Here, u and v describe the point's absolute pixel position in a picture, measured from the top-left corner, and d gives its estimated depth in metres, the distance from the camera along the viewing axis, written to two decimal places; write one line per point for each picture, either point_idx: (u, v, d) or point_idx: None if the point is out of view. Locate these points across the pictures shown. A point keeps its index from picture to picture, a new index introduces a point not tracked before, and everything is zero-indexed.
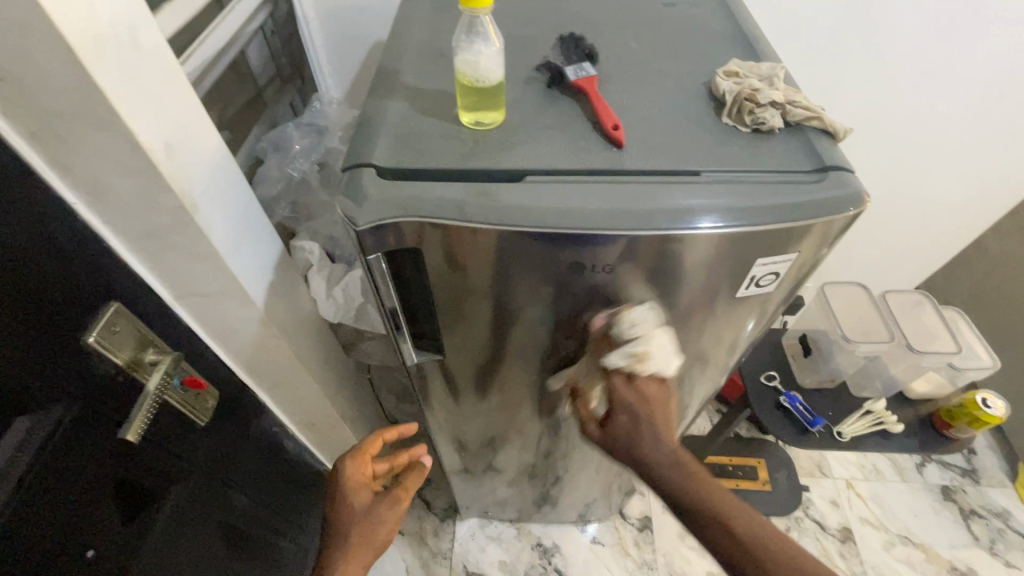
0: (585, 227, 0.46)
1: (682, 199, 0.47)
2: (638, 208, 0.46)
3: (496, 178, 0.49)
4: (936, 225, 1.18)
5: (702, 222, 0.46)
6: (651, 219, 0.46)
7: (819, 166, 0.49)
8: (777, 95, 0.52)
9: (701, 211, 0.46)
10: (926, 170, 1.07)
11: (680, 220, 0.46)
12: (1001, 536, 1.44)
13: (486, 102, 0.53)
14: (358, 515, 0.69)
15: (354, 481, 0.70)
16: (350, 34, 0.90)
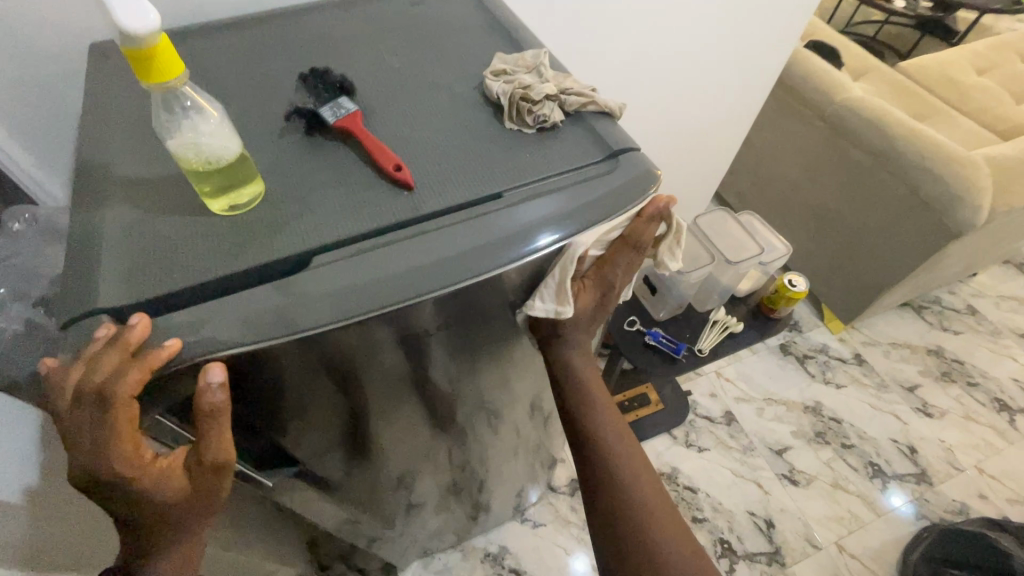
0: (416, 292, 0.40)
1: (516, 223, 0.43)
2: (471, 246, 0.42)
3: (281, 271, 0.40)
4: (709, 146, 1.28)
5: (540, 242, 0.43)
6: (494, 254, 0.42)
7: (609, 151, 0.48)
8: (549, 87, 0.50)
9: (534, 229, 0.43)
10: (689, 104, 1.13)
11: (523, 245, 0.43)
12: (827, 366, 1.77)
13: (233, 180, 0.43)
14: (179, 511, 0.39)
15: (138, 480, 0.35)
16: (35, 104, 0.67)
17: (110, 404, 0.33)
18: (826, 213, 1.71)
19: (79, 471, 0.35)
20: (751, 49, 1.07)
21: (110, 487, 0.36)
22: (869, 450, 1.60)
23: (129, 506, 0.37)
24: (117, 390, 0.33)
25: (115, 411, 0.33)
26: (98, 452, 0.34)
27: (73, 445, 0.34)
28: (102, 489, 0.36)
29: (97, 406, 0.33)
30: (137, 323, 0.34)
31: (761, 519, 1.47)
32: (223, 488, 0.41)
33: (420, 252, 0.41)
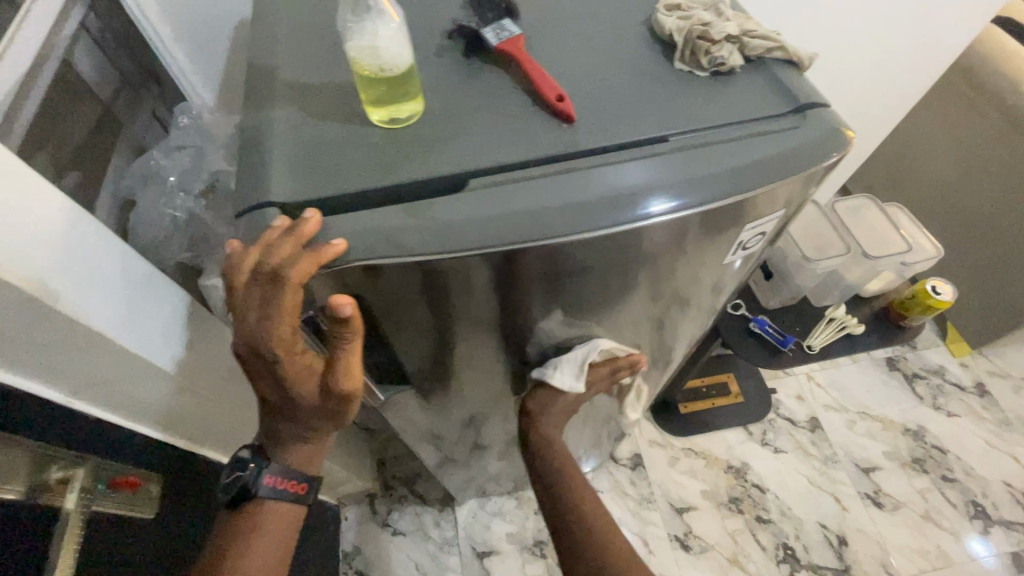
0: (542, 236, 0.38)
1: (625, 182, 0.39)
2: (584, 199, 0.39)
3: (437, 191, 0.40)
4: None
5: (651, 208, 0.39)
6: (590, 213, 0.38)
7: (794, 106, 0.43)
8: (732, 27, 0.45)
9: (646, 192, 0.39)
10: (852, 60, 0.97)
11: (628, 209, 0.39)
12: (940, 391, 1.59)
13: (397, 93, 0.42)
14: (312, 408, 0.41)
15: (286, 366, 0.37)
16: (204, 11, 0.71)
17: (277, 287, 0.34)
18: (980, 219, 1.49)
19: (240, 343, 0.36)
20: None
21: (263, 366, 0.37)
22: (974, 488, 1.44)
23: (274, 389, 0.39)
24: (290, 273, 0.34)
25: (284, 292, 0.34)
26: (262, 329, 0.35)
27: (241, 318, 0.35)
28: (256, 366, 0.37)
29: (268, 285, 0.34)
30: (312, 218, 0.35)
31: (833, 534, 1.39)
32: (355, 403, 0.41)
33: (543, 192, 0.39)
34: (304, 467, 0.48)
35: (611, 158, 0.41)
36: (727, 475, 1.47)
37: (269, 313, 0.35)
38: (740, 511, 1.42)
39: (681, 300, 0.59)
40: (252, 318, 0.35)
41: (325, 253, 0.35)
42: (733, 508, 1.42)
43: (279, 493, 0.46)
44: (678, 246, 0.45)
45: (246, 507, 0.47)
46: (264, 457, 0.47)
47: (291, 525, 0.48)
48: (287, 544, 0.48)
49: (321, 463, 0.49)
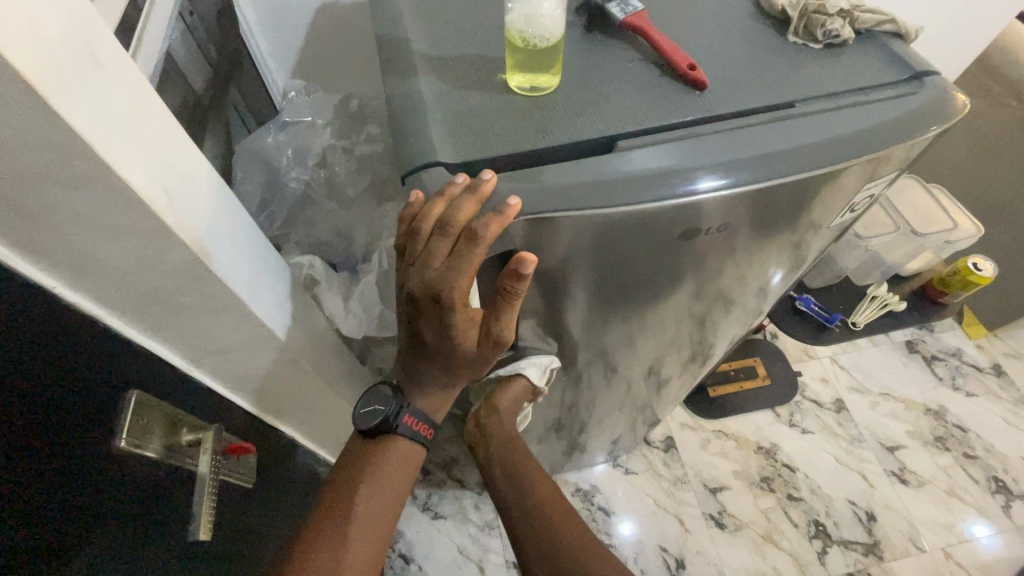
0: (685, 190, 0.40)
1: (687, 157, 0.41)
2: (652, 170, 0.40)
3: (589, 152, 0.42)
4: None
5: (701, 183, 0.40)
6: (654, 185, 0.40)
7: (911, 74, 0.46)
8: (844, 2, 0.48)
9: (702, 166, 0.40)
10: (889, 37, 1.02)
11: (681, 184, 0.40)
12: (959, 372, 1.64)
13: (541, 63, 0.44)
14: (463, 356, 0.46)
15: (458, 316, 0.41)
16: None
17: (465, 244, 0.37)
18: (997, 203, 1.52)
19: (419, 290, 0.40)
20: None
21: (436, 311, 0.41)
22: (995, 464, 1.50)
23: (438, 335, 0.44)
24: (482, 231, 0.36)
25: (475, 250, 0.37)
26: (447, 282, 0.38)
27: (426, 268, 0.38)
28: (431, 313, 0.41)
29: (457, 241, 0.37)
30: (491, 179, 0.37)
31: (862, 510, 1.43)
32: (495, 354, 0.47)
33: (678, 153, 0.41)
34: (432, 412, 0.53)
35: (702, 131, 0.43)
36: (757, 455, 1.51)
37: (455, 267, 0.38)
38: (771, 490, 1.46)
39: (724, 301, 0.64)
40: (435, 266, 0.38)
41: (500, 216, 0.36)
42: (765, 487, 1.46)
43: (411, 432, 0.52)
44: (770, 220, 0.47)
45: (380, 439, 0.53)
46: (404, 397, 0.52)
47: (413, 467, 0.54)
48: (409, 481, 0.54)
49: (444, 410, 0.55)
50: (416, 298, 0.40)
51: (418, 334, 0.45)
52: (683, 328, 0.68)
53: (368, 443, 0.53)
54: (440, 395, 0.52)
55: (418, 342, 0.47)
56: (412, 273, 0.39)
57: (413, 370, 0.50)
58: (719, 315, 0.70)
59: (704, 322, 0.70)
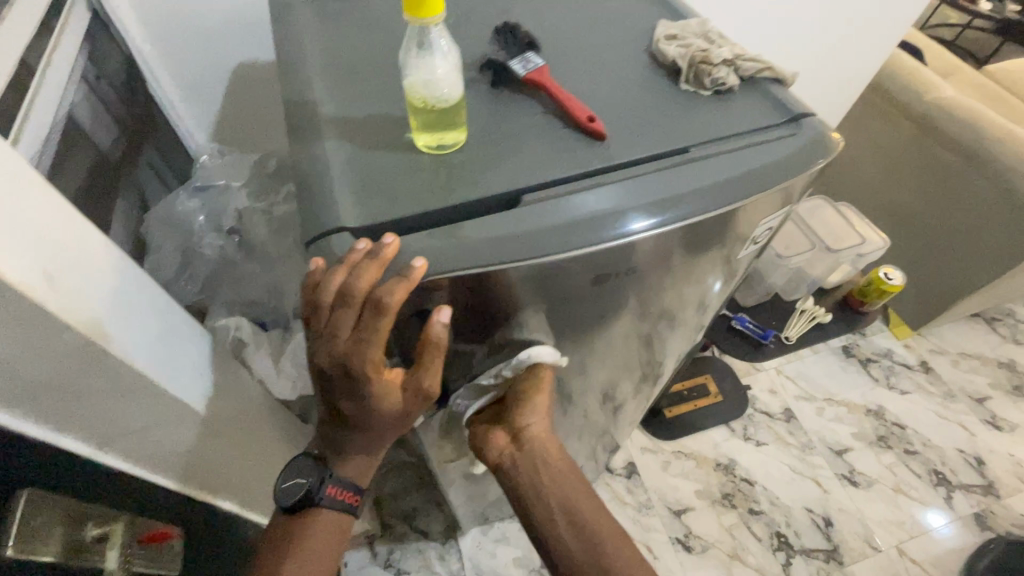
0: (594, 239, 0.41)
1: (615, 201, 0.43)
2: (577, 218, 0.41)
3: (492, 205, 0.43)
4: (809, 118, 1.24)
5: (632, 225, 0.42)
6: (590, 230, 0.41)
7: (788, 116, 0.50)
8: (726, 52, 0.52)
9: (625, 211, 0.42)
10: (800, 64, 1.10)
11: (616, 227, 0.42)
12: (891, 372, 1.74)
13: (445, 121, 0.45)
14: (384, 420, 0.45)
15: (373, 385, 0.41)
16: (203, 57, 0.73)
17: (373, 315, 0.37)
18: (903, 213, 1.68)
19: (329, 364, 0.40)
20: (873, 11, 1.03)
21: (349, 384, 0.41)
22: (934, 457, 1.58)
23: (355, 403, 0.43)
24: (386, 300, 0.36)
25: (382, 319, 0.37)
26: (357, 350, 0.38)
27: (334, 339, 0.38)
28: (344, 382, 0.41)
29: (362, 310, 0.37)
30: (391, 243, 0.37)
31: (819, 516, 1.47)
32: (420, 411, 0.47)
33: (589, 202, 0.42)
34: (358, 478, 0.52)
35: (625, 174, 0.45)
36: (717, 472, 1.53)
37: (364, 338, 0.38)
38: (732, 505, 1.48)
39: (669, 316, 0.66)
40: (344, 342, 0.38)
41: (404, 279, 0.36)
42: (726, 503, 1.48)
43: (337, 503, 0.51)
44: (702, 240, 0.50)
45: (306, 511, 0.51)
46: (327, 467, 0.51)
47: (342, 533, 0.53)
48: (339, 548, 0.53)
49: (372, 474, 0.54)
50: (326, 368, 0.40)
51: (334, 404, 0.44)
52: (636, 349, 0.70)
53: (293, 517, 0.52)
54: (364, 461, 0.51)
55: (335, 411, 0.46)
56: (319, 346, 0.39)
57: (334, 438, 0.49)
58: (658, 338, 0.72)
59: (651, 341, 0.71)
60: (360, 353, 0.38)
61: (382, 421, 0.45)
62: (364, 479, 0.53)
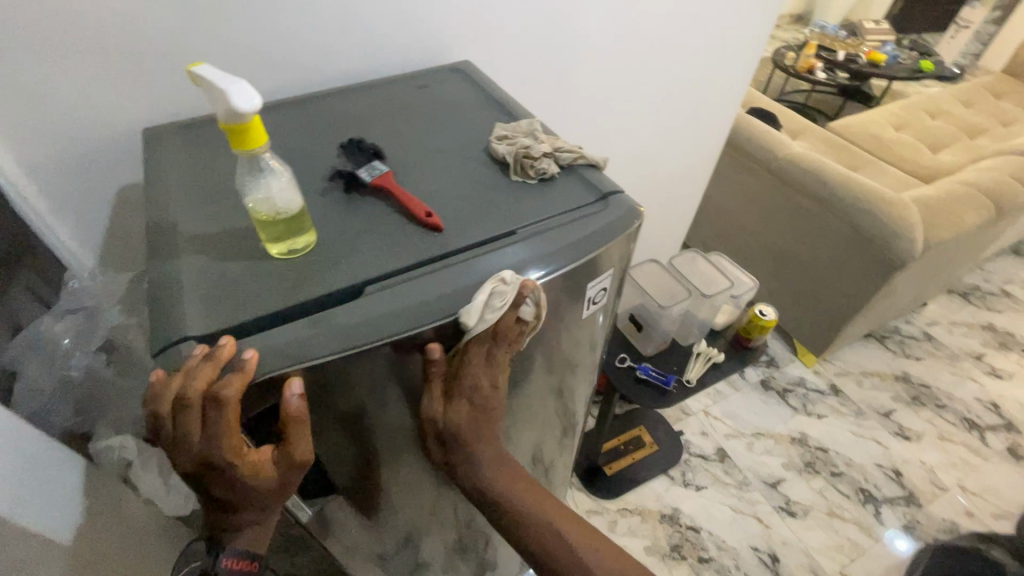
0: (427, 320, 0.47)
1: (495, 267, 0.51)
2: (464, 286, 0.49)
3: (336, 299, 0.48)
4: (668, 179, 1.45)
5: (532, 275, 0.52)
6: (482, 290, 0.50)
7: (599, 195, 0.59)
8: (545, 147, 0.62)
9: (512, 271, 0.51)
10: (652, 136, 1.30)
11: (504, 284, 0.51)
12: (807, 398, 1.85)
13: (293, 229, 0.51)
14: (261, 497, 0.47)
15: (239, 468, 0.44)
16: (83, 176, 0.74)
17: (219, 408, 0.40)
18: (783, 254, 1.88)
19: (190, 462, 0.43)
20: (695, 89, 1.27)
21: (215, 475, 0.44)
22: (858, 476, 1.66)
23: (227, 491, 0.45)
24: (226, 394, 0.40)
25: (223, 412, 0.41)
26: (211, 444, 0.42)
27: (187, 441, 0.42)
28: (209, 474, 0.44)
29: (206, 407, 0.41)
30: (227, 343, 0.42)
31: (765, 553, 1.48)
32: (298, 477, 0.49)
33: (440, 281, 0.49)
34: (255, 544, 0.51)
35: (513, 239, 0.54)
36: (662, 524, 1.53)
37: (215, 431, 0.41)
38: (682, 557, 1.47)
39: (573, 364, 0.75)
40: (196, 440, 0.42)
41: (243, 372, 0.41)
42: (676, 556, 1.47)
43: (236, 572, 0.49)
44: (581, 282, 0.58)
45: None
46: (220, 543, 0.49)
47: None
48: None
49: (272, 537, 0.53)
50: (190, 467, 0.43)
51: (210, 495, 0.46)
52: (554, 402, 0.79)
53: None
54: (258, 528, 0.51)
55: (212, 500, 0.47)
56: (178, 446, 0.42)
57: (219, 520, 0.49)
58: (569, 386, 0.80)
59: (565, 389, 0.79)
60: (215, 445, 0.42)
61: (259, 497, 0.47)
62: (263, 545, 0.51)
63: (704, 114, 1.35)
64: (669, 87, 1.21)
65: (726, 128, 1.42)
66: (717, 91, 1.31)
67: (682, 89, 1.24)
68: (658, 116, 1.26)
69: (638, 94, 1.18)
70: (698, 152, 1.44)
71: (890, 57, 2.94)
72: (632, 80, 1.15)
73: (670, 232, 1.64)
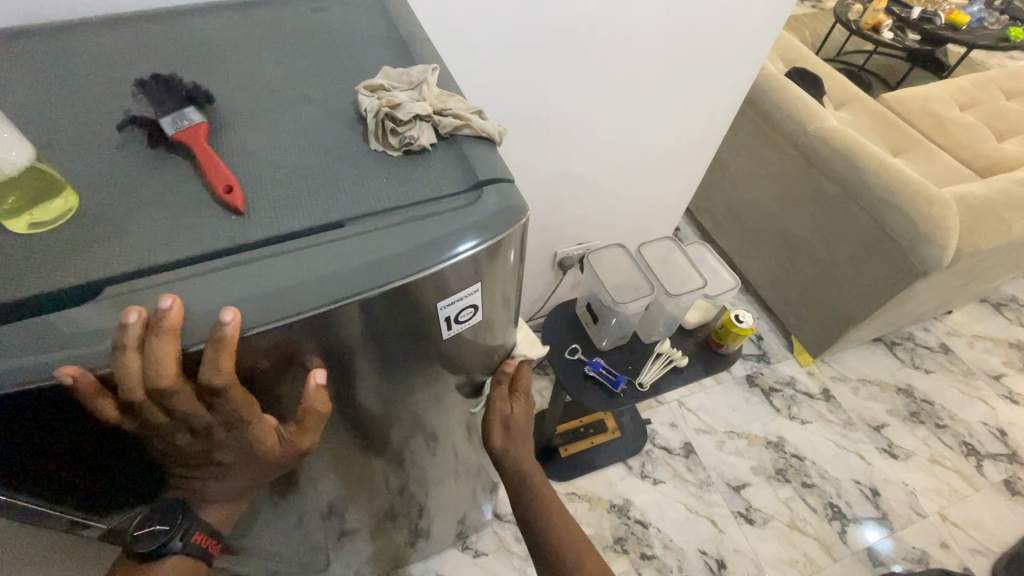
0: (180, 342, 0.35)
1: (300, 272, 0.38)
2: (244, 296, 0.36)
3: (61, 300, 0.35)
4: (666, 145, 1.25)
5: (345, 290, 0.38)
6: (269, 306, 0.37)
7: (475, 181, 0.45)
8: (421, 106, 0.46)
9: (320, 283, 0.38)
10: (647, 92, 1.10)
11: (305, 301, 0.37)
12: (793, 401, 1.72)
13: (27, 193, 0.38)
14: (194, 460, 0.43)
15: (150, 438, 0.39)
16: None
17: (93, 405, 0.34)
18: (795, 243, 1.68)
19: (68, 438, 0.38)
20: (706, 37, 1.04)
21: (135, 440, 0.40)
22: (830, 490, 1.55)
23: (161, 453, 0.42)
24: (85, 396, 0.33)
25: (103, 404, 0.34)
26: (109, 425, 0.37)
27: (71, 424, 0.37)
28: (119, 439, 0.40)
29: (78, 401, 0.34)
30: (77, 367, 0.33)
31: (713, 559, 1.41)
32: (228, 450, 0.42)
33: (213, 287, 0.36)
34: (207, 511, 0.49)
35: (337, 236, 0.40)
36: (611, 514, 1.46)
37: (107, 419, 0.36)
38: (625, 551, 1.41)
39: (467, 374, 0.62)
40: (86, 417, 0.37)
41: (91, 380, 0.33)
42: (618, 549, 1.41)
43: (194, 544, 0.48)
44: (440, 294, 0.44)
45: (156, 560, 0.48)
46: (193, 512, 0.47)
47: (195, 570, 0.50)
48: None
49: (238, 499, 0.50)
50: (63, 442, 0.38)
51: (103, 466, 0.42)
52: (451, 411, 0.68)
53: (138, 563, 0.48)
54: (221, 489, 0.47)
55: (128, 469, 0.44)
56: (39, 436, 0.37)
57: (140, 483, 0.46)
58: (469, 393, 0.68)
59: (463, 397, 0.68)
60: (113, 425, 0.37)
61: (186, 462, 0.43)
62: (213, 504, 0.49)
63: (718, 69, 1.12)
64: (669, 34, 1.00)
65: (741, 94, 1.20)
66: (737, 42, 1.08)
67: (685, 39, 1.02)
68: (656, 67, 1.05)
69: (630, 38, 0.97)
70: (706, 115, 1.22)
71: (975, 20, 2.52)
72: (623, 19, 0.93)
73: (666, 206, 1.46)
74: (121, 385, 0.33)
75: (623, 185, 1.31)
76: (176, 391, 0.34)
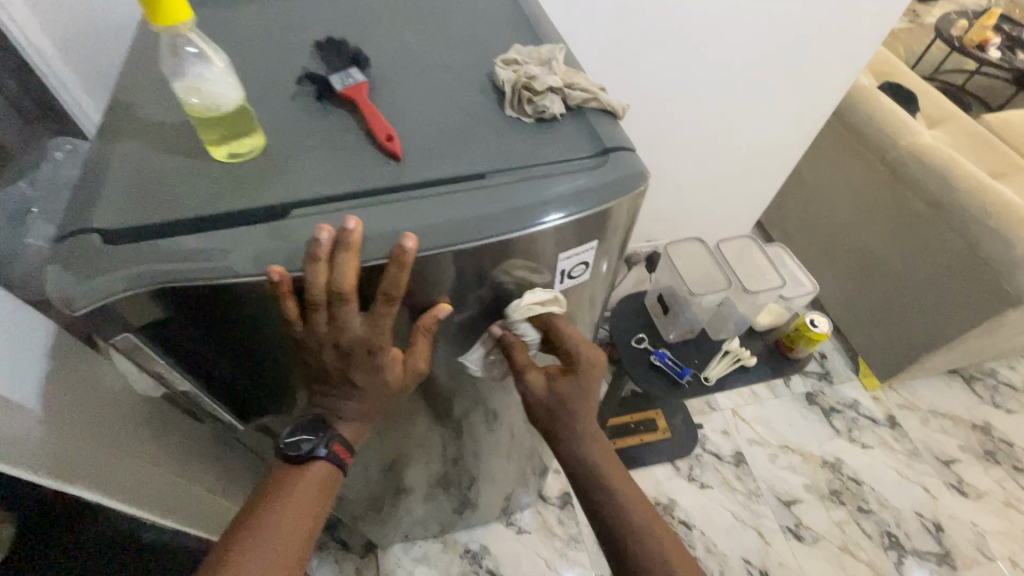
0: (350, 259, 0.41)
1: (449, 211, 0.43)
2: (404, 227, 0.42)
3: (257, 216, 0.43)
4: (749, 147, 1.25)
5: (486, 230, 0.43)
6: (423, 237, 0.42)
7: (600, 149, 0.49)
8: (555, 79, 0.51)
9: (467, 222, 0.43)
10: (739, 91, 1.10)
11: (453, 236, 0.43)
12: (855, 423, 1.66)
13: (235, 127, 0.45)
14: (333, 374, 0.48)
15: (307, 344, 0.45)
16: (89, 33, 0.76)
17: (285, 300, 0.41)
18: (873, 261, 1.62)
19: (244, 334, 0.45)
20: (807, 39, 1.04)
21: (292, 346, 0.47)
22: (888, 519, 1.49)
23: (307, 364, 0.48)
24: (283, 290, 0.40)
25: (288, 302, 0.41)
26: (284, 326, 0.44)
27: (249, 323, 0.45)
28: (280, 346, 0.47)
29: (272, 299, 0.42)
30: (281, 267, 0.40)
31: (757, 569, 1.39)
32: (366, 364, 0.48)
33: (378, 217, 0.43)
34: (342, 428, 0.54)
35: (479, 184, 0.46)
36: None
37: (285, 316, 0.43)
38: None
39: None
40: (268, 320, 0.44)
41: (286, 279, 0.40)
42: None
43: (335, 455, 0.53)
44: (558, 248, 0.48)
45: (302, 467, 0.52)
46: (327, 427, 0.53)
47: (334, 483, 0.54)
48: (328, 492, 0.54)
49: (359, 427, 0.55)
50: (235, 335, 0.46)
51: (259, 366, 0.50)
52: None
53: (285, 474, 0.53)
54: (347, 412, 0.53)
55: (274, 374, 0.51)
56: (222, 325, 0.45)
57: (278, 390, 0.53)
58: None
59: None
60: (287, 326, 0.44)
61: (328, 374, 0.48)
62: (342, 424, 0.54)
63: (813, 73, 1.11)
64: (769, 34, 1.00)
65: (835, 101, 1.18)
66: (838, 46, 1.07)
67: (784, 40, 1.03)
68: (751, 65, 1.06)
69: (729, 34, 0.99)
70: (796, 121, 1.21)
71: None
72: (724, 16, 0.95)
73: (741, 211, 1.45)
74: (310, 288, 0.40)
75: (701, 185, 1.32)
76: (348, 298, 0.41)
